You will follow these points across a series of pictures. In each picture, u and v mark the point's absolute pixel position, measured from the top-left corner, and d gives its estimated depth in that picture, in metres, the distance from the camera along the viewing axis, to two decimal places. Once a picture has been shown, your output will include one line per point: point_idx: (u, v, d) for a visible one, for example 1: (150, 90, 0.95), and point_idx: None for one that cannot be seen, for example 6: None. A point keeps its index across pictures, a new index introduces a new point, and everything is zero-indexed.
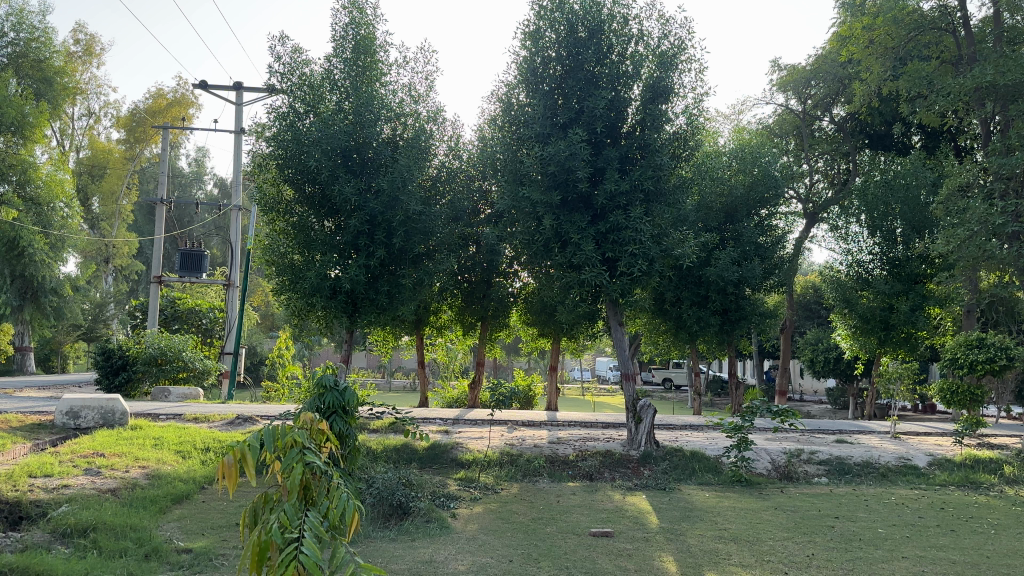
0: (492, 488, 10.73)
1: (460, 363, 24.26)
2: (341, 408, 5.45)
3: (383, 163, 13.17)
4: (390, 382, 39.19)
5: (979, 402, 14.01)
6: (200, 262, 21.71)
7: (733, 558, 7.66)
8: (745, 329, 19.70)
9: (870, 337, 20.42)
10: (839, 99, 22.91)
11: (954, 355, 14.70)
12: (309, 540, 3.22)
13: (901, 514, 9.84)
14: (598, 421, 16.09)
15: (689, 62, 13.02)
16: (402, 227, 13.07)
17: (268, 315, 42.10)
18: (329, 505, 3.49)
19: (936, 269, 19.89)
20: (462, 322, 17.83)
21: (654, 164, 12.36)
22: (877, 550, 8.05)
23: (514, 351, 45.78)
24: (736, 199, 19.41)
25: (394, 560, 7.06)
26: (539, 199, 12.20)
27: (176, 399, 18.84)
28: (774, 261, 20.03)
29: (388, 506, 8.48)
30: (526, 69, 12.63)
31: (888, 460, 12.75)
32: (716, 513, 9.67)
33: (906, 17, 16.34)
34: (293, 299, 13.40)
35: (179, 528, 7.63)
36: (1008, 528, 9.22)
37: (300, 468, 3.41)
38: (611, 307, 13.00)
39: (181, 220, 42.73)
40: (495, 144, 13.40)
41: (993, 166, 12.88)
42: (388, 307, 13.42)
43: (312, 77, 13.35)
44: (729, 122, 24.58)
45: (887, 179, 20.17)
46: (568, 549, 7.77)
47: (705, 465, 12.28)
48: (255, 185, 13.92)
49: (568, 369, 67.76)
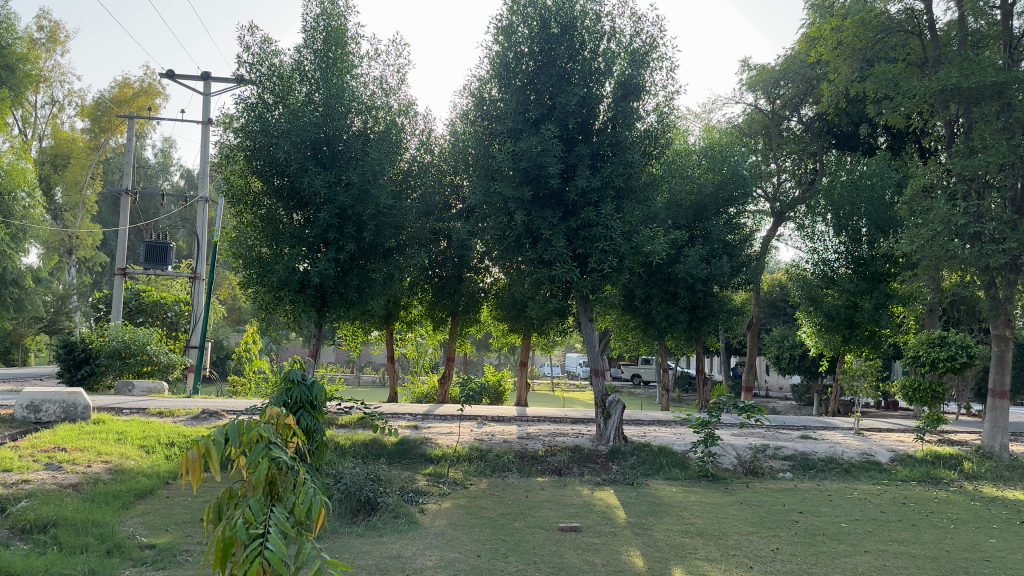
0: (461, 483, 10.73)
1: (429, 358, 24.19)
2: (309, 402, 5.39)
3: (353, 156, 13.06)
4: (359, 377, 38.99)
5: (940, 399, 14.26)
6: (166, 254, 21.34)
7: (699, 551, 7.74)
8: (713, 326, 19.86)
9: (835, 335, 20.73)
10: (807, 99, 23.17)
11: (917, 353, 14.98)
12: (274, 535, 3.21)
13: (864, 509, 10.00)
14: (568, 416, 16.13)
15: (661, 61, 13.08)
16: (372, 221, 12.95)
17: (235, 309, 41.69)
18: (295, 501, 3.48)
19: (899, 268, 20.29)
20: (432, 317, 17.82)
21: (625, 161, 12.38)
22: (840, 544, 8.19)
23: (484, 346, 45.76)
24: (705, 197, 19.54)
25: (361, 556, 7.02)
26: (511, 195, 12.19)
27: (140, 393, 18.55)
28: (742, 259, 20.22)
29: (357, 502, 8.42)
30: (499, 63, 12.58)
31: (851, 456, 12.95)
32: (682, 508, 9.75)
33: (873, 19, 16.19)
34: (260, 292, 13.24)
35: (142, 524, 7.52)
36: (967, 522, 9.42)
37: (266, 463, 3.38)
38: (581, 303, 13.04)
39: (147, 211, 42.12)
40: (467, 139, 13.34)
41: (956, 168, 12.99)
42: (358, 301, 13.30)
43: (281, 68, 13.19)
44: (700, 121, 24.74)
45: (852, 179, 20.42)
46: (537, 544, 7.79)
47: (672, 460, 12.38)
48: (221, 177, 13.70)
49: (537, 365, 67.92)
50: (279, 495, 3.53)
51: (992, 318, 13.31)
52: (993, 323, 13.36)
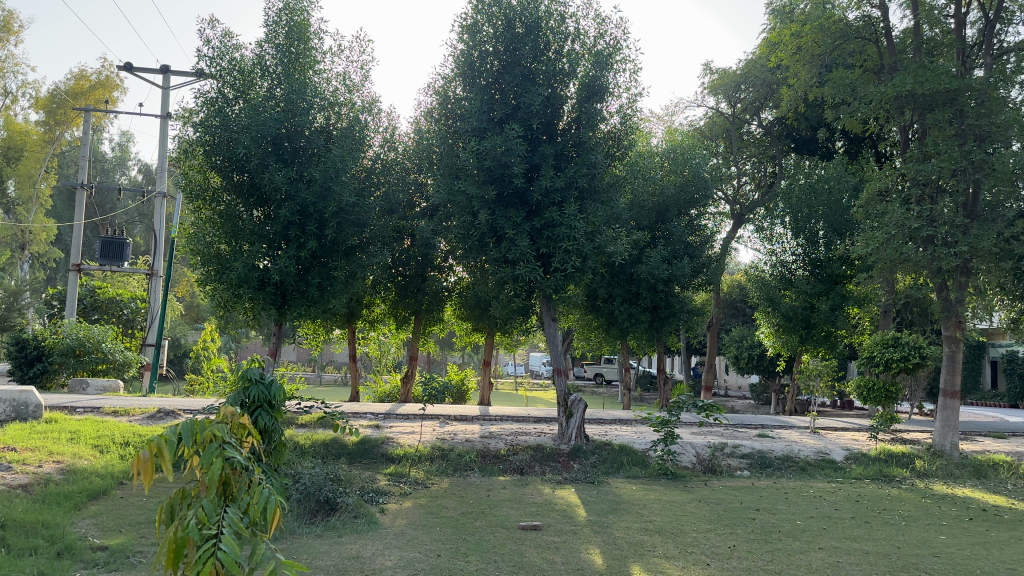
0: (423, 483, 10.68)
1: (392, 357, 24.07)
2: (267, 401, 5.30)
3: (315, 152, 12.93)
4: (320, 376, 38.64)
5: (893, 398, 14.56)
6: (122, 250, 20.92)
7: (657, 549, 7.80)
8: (674, 326, 20.04)
9: (792, 335, 21.05)
10: (767, 103, 23.50)
11: (871, 353, 15.28)
12: (228, 536, 3.17)
13: (819, 506, 10.18)
14: (530, 415, 16.17)
15: (624, 63, 13.17)
16: (334, 219, 12.82)
17: (194, 307, 41.04)
18: (249, 501, 3.44)
19: (855, 271, 20.66)
20: (395, 316, 17.73)
21: (589, 161, 12.44)
22: (795, 541, 8.31)
23: (447, 345, 45.68)
24: (667, 198, 19.71)
25: (320, 557, 6.95)
26: (474, 194, 12.16)
27: (94, 392, 18.17)
28: (703, 260, 20.43)
29: (316, 502, 8.34)
30: (463, 61, 12.55)
31: (807, 454, 13.17)
32: (642, 506, 9.83)
33: (832, 25, 16.45)
34: (219, 289, 13.05)
35: (94, 525, 7.36)
36: (918, 519, 9.65)
37: (220, 463, 3.33)
38: (544, 303, 13.07)
39: (103, 207, 41.26)
40: (431, 137, 13.29)
41: (911, 172, 13.25)
42: (319, 300, 13.17)
43: (242, 62, 13.00)
44: (663, 123, 24.95)
45: (810, 183, 20.76)
46: (497, 543, 7.79)
47: (633, 459, 12.48)
48: (179, 172, 13.46)
49: (500, 365, 67.99)
50: (232, 495, 3.48)
51: (943, 320, 13.60)
52: (944, 324, 13.64)
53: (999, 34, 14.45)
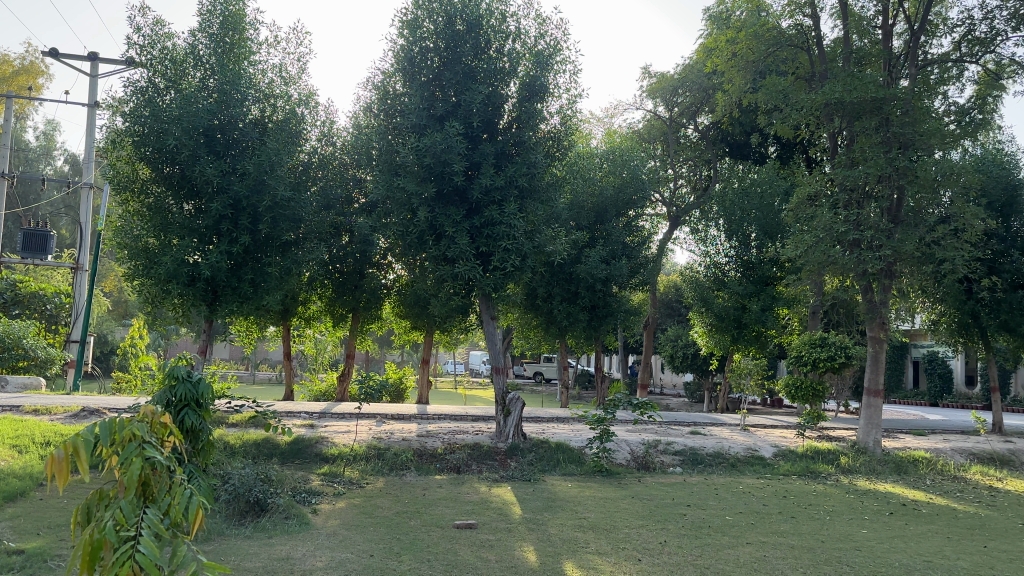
0: (357, 483, 10.56)
1: (328, 355, 23.76)
2: (196, 400, 5.07)
3: (249, 145, 12.66)
4: (254, 374, 37.92)
5: (819, 396, 15.02)
6: (46, 243, 20.15)
7: (591, 545, 7.88)
8: (612, 325, 20.27)
9: (725, 335, 21.49)
10: (703, 108, 23.97)
11: (799, 353, 15.72)
12: (146, 537, 3.06)
13: (748, 502, 10.43)
14: (468, 414, 16.15)
15: (564, 64, 13.27)
16: (269, 213, 12.59)
17: (122, 303, 39.82)
18: (170, 502, 3.32)
19: (785, 272, 21.24)
20: (331, 313, 17.51)
21: (529, 161, 12.48)
22: (725, 536, 8.49)
23: (386, 343, 45.34)
24: (606, 199, 19.92)
25: (248, 558, 6.81)
26: (414, 191, 12.07)
27: (14, 390, 17.47)
28: (640, 261, 20.72)
29: (245, 503, 8.18)
30: (403, 57, 12.44)
31: (737, 451, 13.48)
32: (577, 503, 9.91)
33: (765, 33, 16.83)
34: (147, 284, 12.68)
35: (8, 529, 7.06)
36: (841, 514, 9.97)
37: (139, 463, 3.19)
38: (483, 301, 13.07)
39: (26, 198, 39.70)
40: (369, 133, 13.15)
41: (839, 178, 13.64)
42: (252, 296, 12.92)
43: (174, 51, 12.67)
44: (602, 125, 25.21)
45: (743, 187, 21.24)
46: (430, 542, 7.76)
47: (569, 457, 12.59)
48: (106, 163, 13.04)
49: (440, 364, 67.82)
50: (153, 495, 3.36)
51: (867, 321, 14.03)
52: (868, 325, 14.06)
53: (922, 46, 15.03)
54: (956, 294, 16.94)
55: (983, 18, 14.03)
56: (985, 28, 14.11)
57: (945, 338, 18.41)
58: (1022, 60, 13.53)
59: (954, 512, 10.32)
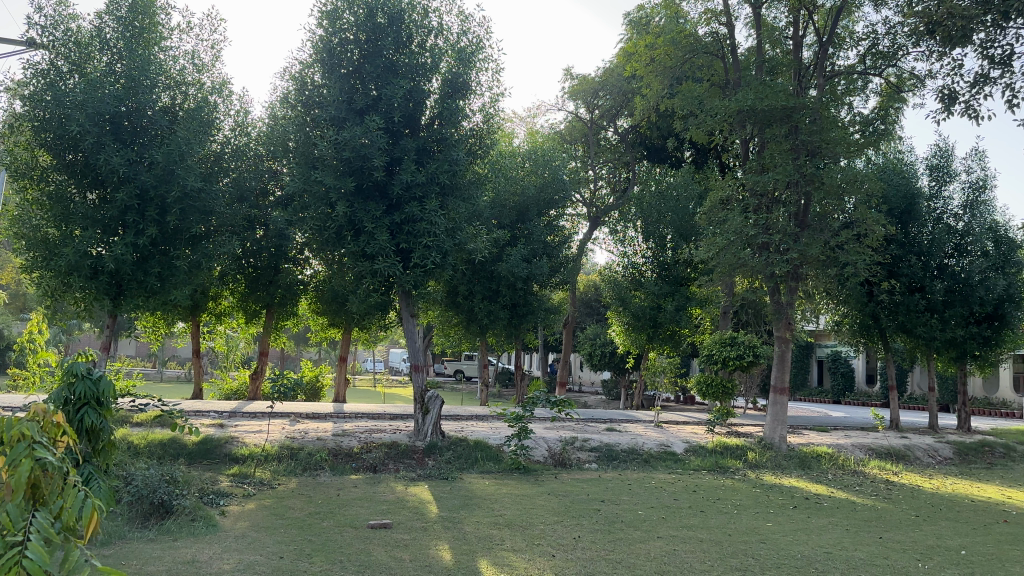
0: (268, 483, 10.32)
1: (241, 352, 23.17)
2: (95, 399, 4.47)
3: (158, 133, 12.20)
4: (163, 371, 36.63)
5: (729, 394, 15.50)
6: None
7: (505, 543, 7.92)
8: (532, 324, 20.43)
9: (642, 334, 21.93)
10: (623, 111, 24.41)
11: (710, 351, 16.17)
12: (34, 542, 2.60)
13: (660, 497, 10.68)
14: (385, 412, 16.00)
15: (486, 61, 13.33)
16: (178, 205, 12.16)
17: (20, 296, 37.89)
18: (62, 505, 2.90)
19: (698, 273, 21.82)
20: (244, 309, 17.07)
21: (450, 158, 12.46)
22: (637, 531, 8.67)
23: (303, 341, 44.50)
24: (527, 198, 20.04)
25: (151, 562, 6.57)
26: (332, 185, 11.86)
27: None
28: (560, 260, 20.94)
29: (149, 505, 7.87)
30: (322, 48, 12.20)
31: (650, 447, 13.78)
32: (493, 501, 9.95)
33: (682, 39, 17.22)
34: (46, 277, 12.08)
35: None
36: (747, 507, 10.32)
37: (29, 462, 2.78)
38: (402, 298, 12.97)
39: None
40: (286, 125, 12.87)
41: (751, 183, 14.07)
42: (160, 290, 12.48)
43: (79, 34, 12.13)
44: (524, 124, 25.37)
45: (660, 191, 21.70)
46: (344, 543, 7.65)
47: (487, 454, 12.62)
48: (2, 149, 12.37)
49: (359, 361, 67.04)
50: (43, 498, 2.94)
51: (774, 321, 14.56)
52: (775, 325, 14.60)
53: (830, 57, 15.68)
54: (858, 296, 17.75)
55: (886, 33, 14.71)
56: (887, 42, 14.80)
57: (848, 338, 19.27)
58: (921, 75, 14.23)
59: (853, 504, 10.81)
